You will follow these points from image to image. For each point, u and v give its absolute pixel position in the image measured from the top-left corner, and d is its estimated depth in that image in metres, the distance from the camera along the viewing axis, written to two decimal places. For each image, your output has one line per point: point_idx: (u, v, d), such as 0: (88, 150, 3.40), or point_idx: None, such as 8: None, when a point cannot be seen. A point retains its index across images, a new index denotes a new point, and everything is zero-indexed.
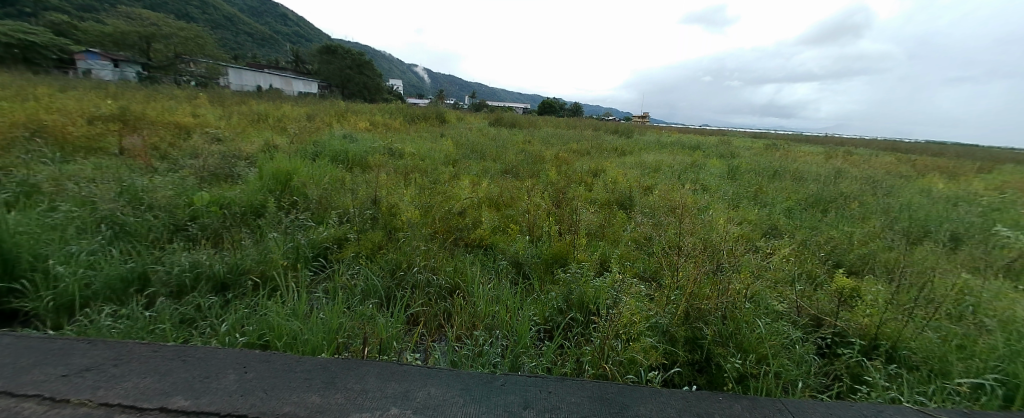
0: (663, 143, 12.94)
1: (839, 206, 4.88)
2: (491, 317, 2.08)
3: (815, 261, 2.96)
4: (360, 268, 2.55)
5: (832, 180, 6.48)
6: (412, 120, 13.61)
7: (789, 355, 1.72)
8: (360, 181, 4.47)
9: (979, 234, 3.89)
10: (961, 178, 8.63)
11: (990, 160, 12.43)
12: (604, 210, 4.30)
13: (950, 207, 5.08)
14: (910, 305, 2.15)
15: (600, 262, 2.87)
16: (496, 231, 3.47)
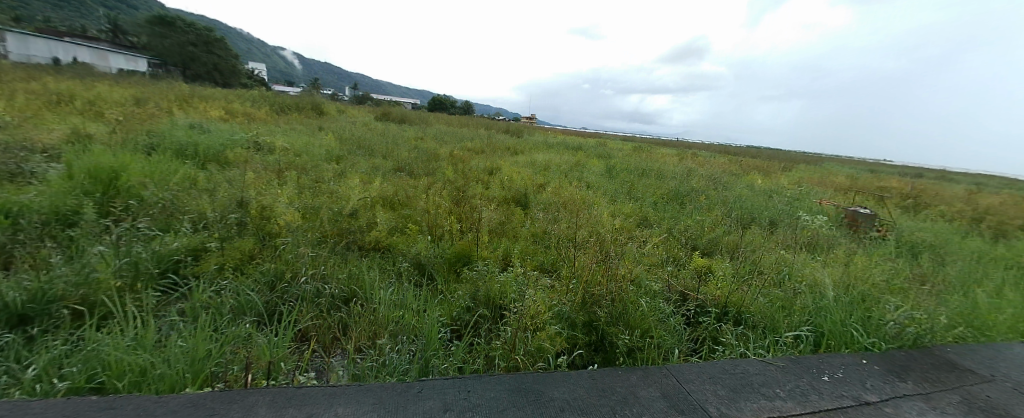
0: (552, 143, 13.92)
1: (691, 199, 5.94)
2: (395, 323, 1.96)
3: (678, 246, 3.53)
4: (227, 284, 2.14)
5: (685, 178, 7.84)
6: (286, 112, 11.96)
7: (665, 327, 2.01)
8: (219, 180, 3.75)
9: (783, 218, 5.13)
10: (769, 175, 11.31)
11: (783, 161, 16.63)
12: (504, 207, 4.42)
13: (763, 197, 6.59)
14: (746, 279, 2.73)
15: (503, 258, 2.96)
16: (394, 232, 3.29)
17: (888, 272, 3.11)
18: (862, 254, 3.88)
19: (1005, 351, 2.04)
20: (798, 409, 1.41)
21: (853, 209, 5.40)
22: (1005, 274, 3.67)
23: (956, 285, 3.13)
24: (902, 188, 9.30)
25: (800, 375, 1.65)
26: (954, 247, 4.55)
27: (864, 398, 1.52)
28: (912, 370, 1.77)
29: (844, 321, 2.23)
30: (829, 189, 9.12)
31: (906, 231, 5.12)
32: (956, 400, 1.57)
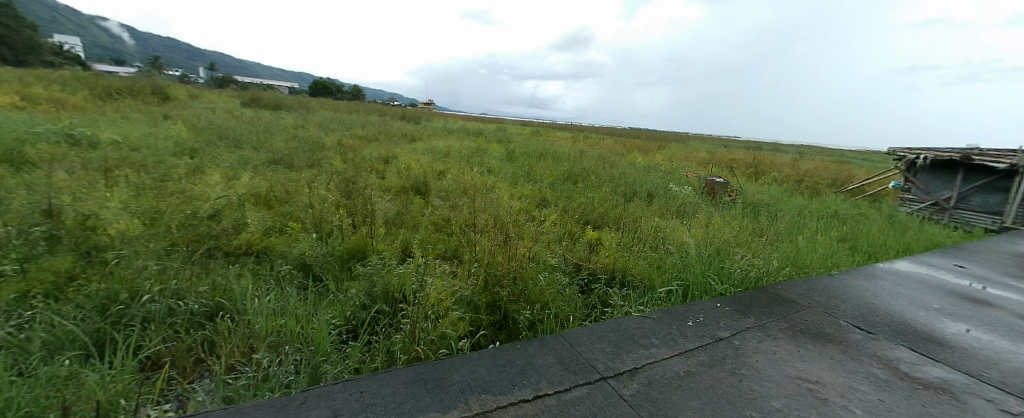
0: (454, 129, 13.71)
1: (583, 178, 6.44)
2: (278, 332, 1.73)
3: (572, 222, 3.81)
4: (33, 315, 1.64)
5: (578, 159, 8.47)
6: (115, 98, 9.53)
7: (562, 298, 2.15)
8: (9, 186, 2.85)
9: (659, 190, 5.88)
10: (647, 153, 12.87)
11: (658, 141, 19.09)
12: (403, 197, 4.19)
13: (643, 173, 7.47)
14: (630, 247, 3.06)
15: (402, 249, 2.84)
16: (271, 233, 2.92)
17: (734, 230, 3.78)
18: (716, 215, 4.67)
19: (809, 281, 2.67)
20: (668, 353, 1.65)
21: (711, 179, 6.33)
22: (808, 223, 4.79)
23: (779, 234, 3.97)
24: (743, 160, 11.42)
25: (670, 324, 1.92)
26: (777, 205, 5.77)
27: (716, 334, 1.85)
28: (753, 307, 2.19)
29: (707, 272, 2.63)
30: (693, 163, 10.75)
31: (746, 195, 6.31)
32: (778, 325, 1.99)
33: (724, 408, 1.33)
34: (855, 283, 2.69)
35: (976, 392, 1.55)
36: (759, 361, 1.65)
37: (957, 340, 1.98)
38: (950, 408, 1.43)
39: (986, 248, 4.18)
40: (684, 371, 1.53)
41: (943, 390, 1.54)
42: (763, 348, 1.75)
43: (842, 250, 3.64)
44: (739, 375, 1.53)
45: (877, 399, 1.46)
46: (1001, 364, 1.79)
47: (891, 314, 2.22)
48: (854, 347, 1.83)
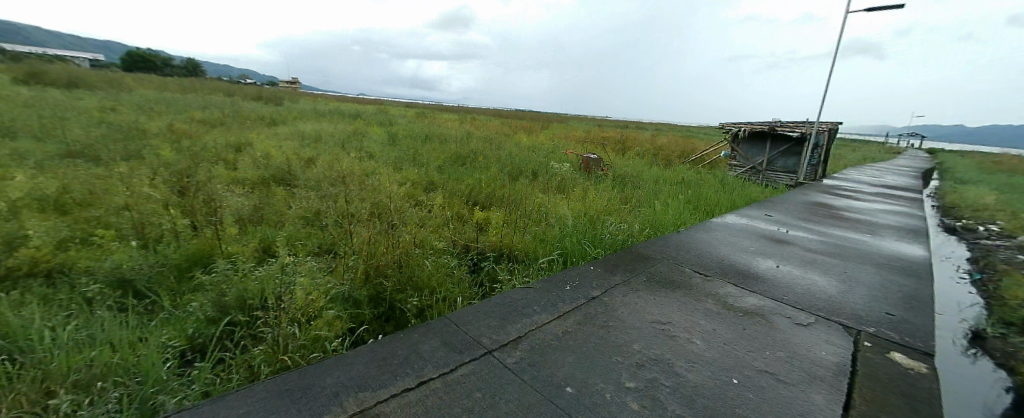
0: (334, 114, 12.53)
1: (471, 159, 6.55)
2: (85, 366, 1.36)
3: (459, 203, 3.88)
4: None
5: (465, 140, 8.59)
6: None
7: (452, 280, 2.22)
8: None
9: (542, 168, 6.30)
10: (533, 134, 13.67)
11: (542, 122, 20.43)
12: (257, 191, 3.77)
13: (529, 153, 7.91)
14: (510, 226, 3.21)
15: (259, 249, 2.59)
16: (74, 242, 2.38)
17: (602, 200, 4.28)
18: (590, 189, 5.19)
19: (665, 238, 3.17)
20: (548, 318, 1.79)
21: (586, 156, 6.98)
22: (661, 190, 5.68)
23: (637, 202, 4.65)
24: (616, 139, 12.89)
25: (551, 291, 2.07)
26: (640, 176, 6.69)
27: (589, 294, 2.07)
28: (620, 266, 2.50)
29: (581, 240, 2.93)
30: (573, 142, 11.76)
31: (616, 169, 7.17)
32: (639, 279, 2.33)
33: (596, 358, 1.51)
34: (697, 237, 3.29)
35: (779, 312, 2.03)
36: (624, 312, 1.90)
37: (768, 273, 2.58)
38: (757, 326, 1.86)
39: (781, 199, 5.51)
40: (563, 331, 1.68)
41: (755, 314, 1.99)
42: (627, 300, 2.02)
43: (685, 210, 4.41)
44: (608, 327, 1.75)
45: (710, 327, 1.81)
46: (791, 287, 2.38)
47: (721, 259, 2.78)
48: (695, 288, 2.24)
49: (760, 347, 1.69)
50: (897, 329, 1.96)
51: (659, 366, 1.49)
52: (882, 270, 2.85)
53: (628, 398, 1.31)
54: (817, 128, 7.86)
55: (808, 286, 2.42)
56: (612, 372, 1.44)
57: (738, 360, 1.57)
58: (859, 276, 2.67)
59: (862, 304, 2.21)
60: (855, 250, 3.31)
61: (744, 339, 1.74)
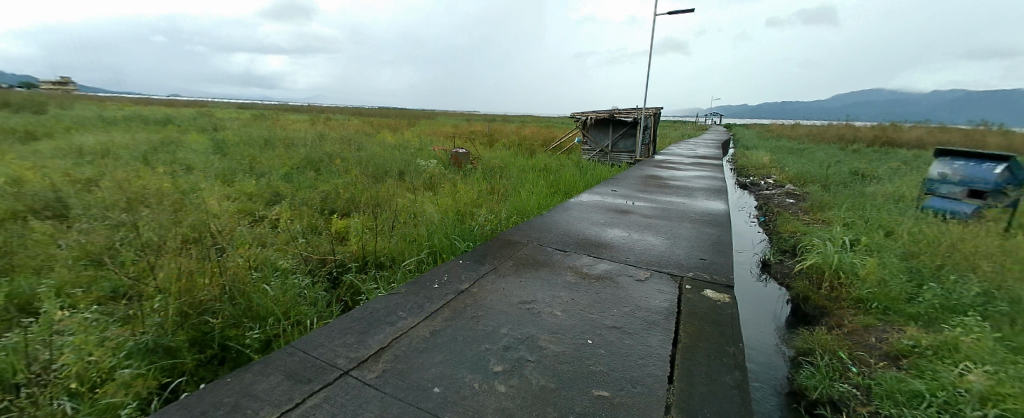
0: (145, 128, 10.25)
1: (325, 164, 6.58)
2: None
3: (313, 215, 3.91)
4: None
5: (315, 144, 8.38)
6: None
7: (305, 302, 2.26)
8: None
9: (409, 171, 6.32)
10: (394, 133, 13.79)
11: (405, 123, 20.74)
12: (2, 228, 2.93)
13: (396, 154, 7.81)
14: (378, 231, 3.36)
15: (8, 306, 2.01)
16: None
17: (466, 195, 4.66)
18: (455, 187, 5.45)
19: (530, 222, 3.52)
20: (417, 320, 1.83)
21: (455, 151, 7.31)
22: (525, 178, 6.22)
23: (501, 192, 5.06)
24: (487, 137, 13.51)
25: (418, 293, 2.10)
26: (505, 167, 7.25)
27: (458, 288, 2.18)
28: (488, 255, 2.69)
29: (450, 235, 3.15)
30: (436, 140, 12.27)
31: (484, 162, 7.64)
32: (506, 265, 2.56)
33: (466, 351, 1.60)
34: (558, 217, 3.74)
35: (623, 272, 2.48)
36: (491, 300, 2.05)
37: (616, 241, 3.09)
38: (607, 289, 2.22)
39: (623, 176, 6.55)
40: (432, 332, 1.74)
41: (606, 278, 2.38)
42: (494, 288, 2.19)
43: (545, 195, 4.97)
44: (478, 317, 1.87)
45: (569, 298, 2.10)
46: (632, 249, 2.90)
47: (577, 234, 3.23)
48: (556, 265, 2.56)
49: (611, 307, 2.02)
50: (710, 269, 2.54)
51: (525, 344, 1.65)
52: (695, 224, 3.65)
53: (496, 382, 1.41)
54: (643, 112, 9.60)
55: (644, 246, 2.98)
56: (483, 360, 1.54)
57: (593, 323, 1.85)
58: (680, 232, 3.38)
59: (682, 254, 2.82)
60: (677, 211, 4.17)
61: (599, 302, 2.06)
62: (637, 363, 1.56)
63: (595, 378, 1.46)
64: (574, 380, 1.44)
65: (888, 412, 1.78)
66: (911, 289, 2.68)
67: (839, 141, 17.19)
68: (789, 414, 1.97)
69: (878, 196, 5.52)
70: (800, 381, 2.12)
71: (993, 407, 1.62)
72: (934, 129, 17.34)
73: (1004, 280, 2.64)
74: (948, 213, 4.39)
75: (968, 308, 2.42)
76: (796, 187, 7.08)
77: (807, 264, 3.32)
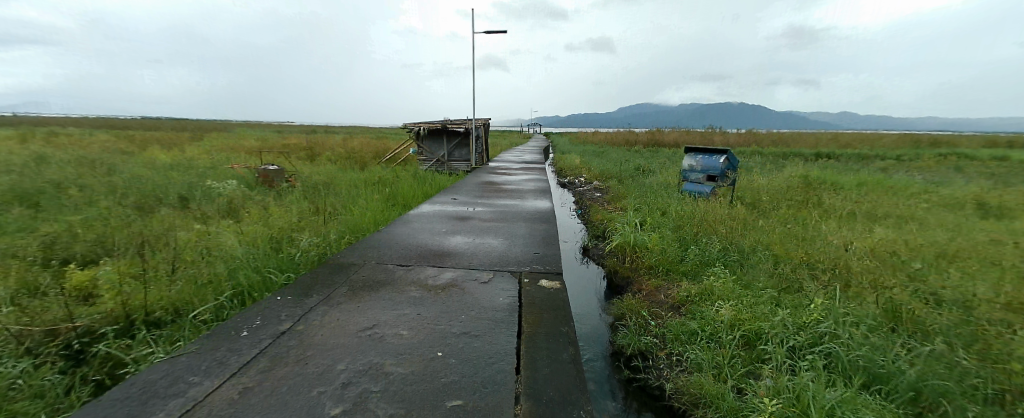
0: None
1: (48, 195, 4.76)
2: None
3: (27, 269, 2.73)
4: None
5: (26, 168, 5.92)
6: None
7: (13, 397, 1.57)
8: None
9: (198, 198, 5.08)
10: (174, 151, 10.93)
11: (189, 138, 16.67)
12: None
13: (177, 178, 6.15)
14: (150, 280, 2.58)
15: None
16: None
17: (282, 219, 4.04)
18: (267, 212, 4.66)
19: (366, 242, 3.34)
20: (218, 382, 1.51)
21: (264, 168, 6.86)
22: (357, 193, 5.82)
23: (329, 212, 4.60)
24: (309, 154, 12.00)
25: (218, 347, 1.76)
26: (333, 184, 6.63)
27: (277, 330, 1.90)
28: (312, 286, 2.44)
29: (264, 268, 2.74)
30: (238, 158, 10.33)
31: (305, 181, 6.79)
32: (339, 292, 2.35)
33: (290, 401, 1.39)
34: (397, 231, 3.67)
35: (468, 277, 2.59)
36: (323, 335, 1.85)
37: (459, 248, 3.21)
38: (453, 297, 2.28)
39: (461, 185, 6.83)
40: (240, 391, 1.45)
41: (451, 286, 2.44)
42: (326, 321, 1.99)
43: (381, 209, 4.75)
44: (306, 359, 1.65)
45: (413, 314, 2.07)
46: (475, 254, 3.07)
47: (419, 246, 3.24)
48: (399, 282, 2.50)
49: (457, 313, 2.08)
50: (545, 261, 2.90)
51: (368, 375, 1.54)
52: (528, 222, 4.09)
53: None
54: (473, 123, 10.28)
55: (486, 249, 3.18)
56: (316, 407, 1.37)
57: (442, 333, 1.87)
58: (516, 231, 3.74)
59: (519, 251, 3.13)
60: (511, 212, 4.60)
61: (444, 312, 2.09)
62: (486, 364, 1.64)
63: (446, 389, 1.47)
64: (426, 398, 1.41)
65: (677, 352, 2.36)
66: (681, 253, 3.65)
67: (625, 144, 22.03)
68: (614, 371, 2.40)
69: (651, 185, 7.31)
70: (618, 341, 2.59)
71: (737, 329, 2.34)
72: (678, 133, 24.10)
73: (731, 237, 3.86)
74: (695, 193, 6.14)
75: (714, 261, 3.44)
76: (600, 182, 8.76)
77: (618, 244, 4.05)
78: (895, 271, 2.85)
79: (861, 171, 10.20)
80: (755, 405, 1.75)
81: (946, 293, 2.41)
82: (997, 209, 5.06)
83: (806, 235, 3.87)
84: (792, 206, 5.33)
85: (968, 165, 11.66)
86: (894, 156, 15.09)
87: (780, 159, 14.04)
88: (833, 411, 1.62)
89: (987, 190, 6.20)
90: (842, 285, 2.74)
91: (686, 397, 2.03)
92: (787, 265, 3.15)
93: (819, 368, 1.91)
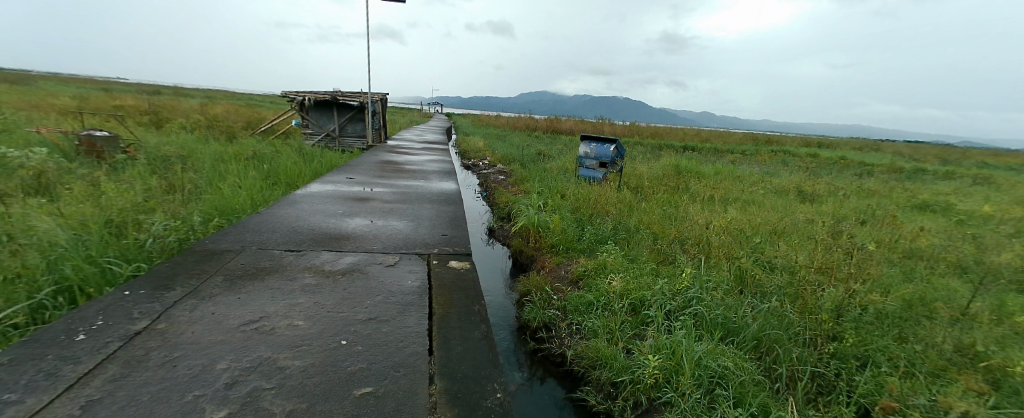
0: None
1: None
2: None
3: None
4: None
5: None
6: None
7: None
8: None
9: None
10: None
11: None
12: None
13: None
14: None
15: None
16: None
17: (121, 197, 3.20)
18: (97, 190, 3.64)
19: (242, 225, 2.85)
20: (46, 398, 1.17)
21: (86, 132, 5.31)
22: (226, 169, 4.92)
23: (189, 190, 3.80)
24: (156, 119, 9.66)
25: (38, 357, 1.35)
26: (194, 157, 5.48)
27: (129, 331, 1.52)
28: (173, 277, 2.00)
29: (98, 258, 2.16)
30: (42, 119, 7.81)
31: (151, 151, 5.46)
32: (210, 283, 1.98)
33: (156, 412, 1.15)
34: (283, 213, 3.22)
35: (371, 261, 2.43)
36: (195, 332, 1.55)
37: (359, 231, 2.97)
38: (357, 282, 2.12)
39: (358, 163, 6.29)
40: (82, 406, 1.15)
41: (354, 271, 2.27)
42: (197, 316, 1.66)
43: (260, 189, 4.11)
44: (171, 361, 1.37)
45: (311, 303, 1.86)
46: (378, 236, 2.88)
47: (311, 230, 2.90)
48: (289, 269, 2.22)
49: (363, 299, 1.94)
50: (453, 242, 2.87)
51: (258, 372, 1.35)
52: (434, 204, 3.99)
53: None
54: (370, 96, 9.48)
55: (390, 231, 3.01)
56: (190, 414, 1.15)
57: (346, 321, 1.73)
58: (423, 213, 3.62)
59: (426, 233, 3.04)
60: (416, 193, 4.42)
61: (347, 299, 1.92)
62: (398, 347, 1.58)
63: (355, 378, 1.37)
64: (331, 389, 1.30)
65: (577, 321, 2.60)
66: (579, 233, 4.00)
67: (530, 129, 22.87)
68: (520, 344, 2.56)
69: (553, 169, 7.75)
70: (525, 316, 2.74)
71: (626, 298, 2.67)
72: (576, 122, 25.91)
73: (621, 217, 4.37)
74: (591, 179, 6.74)
75: (607, 238, 3.85)
76: (505, 165, 8.97)
77: (523, 225, 4.23)
78: (740, 245, 3.56)
79: (716, 162, 12.35)
80: (641, 362, 2.04)
81: (778, 261, 3.09)
82: (802, 196, 6.66)
83: (677, 217, 4.56)
84: (667, 191, 6.25)
85: (785, 160, 15.03)
86: (738, 151, 18.67)
87: (658, 150, 16.15)
88: (700, 360, 1.97)
89: (796, 180, 8.09)
90: (703, 255, 3.36)
91: (584, 361, 2.26)
92: (663, 241, 3.71)
93: (688, 325, 2.31)
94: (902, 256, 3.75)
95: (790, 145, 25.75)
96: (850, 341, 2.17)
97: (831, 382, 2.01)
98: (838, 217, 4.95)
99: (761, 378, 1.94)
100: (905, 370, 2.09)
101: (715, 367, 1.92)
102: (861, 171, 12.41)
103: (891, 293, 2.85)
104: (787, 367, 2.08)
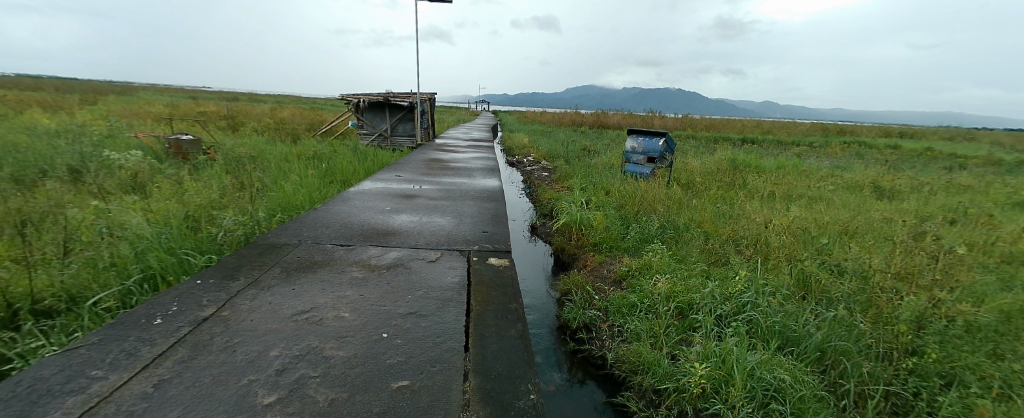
0: None
1: None
2: None
3: None
4: None
5: None
6: None
7: None
8: None
9: (91, 170, 4.36)
10: (55, 115, 9.23)
11: (75, 101, 14.12)
12: None
13: (59, 147, 5.19)
14: (38, 264, 2.17)
15: None
16: None
17: (200, 195, 3.59)
18: (181, 189, 4.11)
19: (300, 220, 3.09)
20: (127, 375, 1.35)
21: (175, 137, 6.02)
22: (287, 168, 5.35)
23: (256, 187, 4.19)
24: (231, 124, 10.71)
25: (125, 337, 1.56)
26: (261, 157, 6.01)
27: (198, 317, 1.72)
28: (239, 268, 2.23)
29: (178, 250, 2.45)
30: (143, 126, 9.01)
31: (225, 152, 6.06)
32: (271, 274, 2.17)
33: (217, 392, 1.28)
34: (336, 210, 3.44)
35: (414, 257, 2.52)
36: (254, 320, 1.71)
37: (405, 227, 3.10)
38: (400, 277, 2.22)
39: (405, 161, 6.55)
40: (155, 384, 1.30)
41: (397, 265, 2.37)
42: (257, 305, 1.83)
43: (317, 187, 4.42)
44: (232, 347, 1.52)
45: (355, 296, 1.97)
46: (421, 233, 2.99)
47: (361, 226, 3.07)
48: (339, 262, 2.37)
49: (403, 294, 2.02)
50: (492, 240, 2.91)
51: (305, 360, 1.45)
52: (476, 201, 4.05)
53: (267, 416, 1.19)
54: (418, 97, 9.83)
55: (433, 228, 3.11)
56: (245, 396, 1.27)
57: (387, 314, 1.82)
58: (464, 210, 3.70)
59: (467, 230, 3.10)
60: (459, 191, 4.52)
61: (390, 293, 2.02)
62: (434, 343, 1.63)
63: (392, 371, 1.44)
64: (369, 381, 1.37)
65: (618, 323, 2.53)
66: (622, 231, 3.87)
67: (574, 125, 22.52)
68: (560, 344, 2.55)
69: (596, 165, 7.57)
70: (565, 315, 2.72)
71: (672, 300, 2.55)
72: (622, 116, 25.08)
73: (668, 215, 4.16)
74: (637, 174, 6.49)
75: (653, 237, 3.70)
76: (548, 162, 8.91)
77: (564, 223, 4.19)
78: (804, 246, 3.26)
79: (777, 155, 11.38)
80: (686, 369, 1.94)
81: (848, 264, 2.79)
82: (879, 192, 5.97)
83: (731, 215, 4.26)
84: (720, 187, 5.86)
85: (860, 153, 13.53)
86: (803, 143, 17.10)
87: (711, 143, 15.19)
88: (753, 371, 1.84)
89: (872, 174, 7.24)
90: (760, 257, 3.12)
91: (625, 365, 2.19)
92: (715, 241, 3.49)
93: (742, 333, 2.16)
94: (1006, 262, 3.23)
95: (865, 135, 23.17)
96: (936, 358, 1.92)
97: (909, 403, 1.79)
98: (922, 216, 4.38)
99: (824, 394, 1.77)
100: (1000, 393, 1.81)
101: (770, 379, 1.78)
102: (956, 164, 10.85)
103: (986, 304, 2.48)
104: (857, 383, 1.88)
